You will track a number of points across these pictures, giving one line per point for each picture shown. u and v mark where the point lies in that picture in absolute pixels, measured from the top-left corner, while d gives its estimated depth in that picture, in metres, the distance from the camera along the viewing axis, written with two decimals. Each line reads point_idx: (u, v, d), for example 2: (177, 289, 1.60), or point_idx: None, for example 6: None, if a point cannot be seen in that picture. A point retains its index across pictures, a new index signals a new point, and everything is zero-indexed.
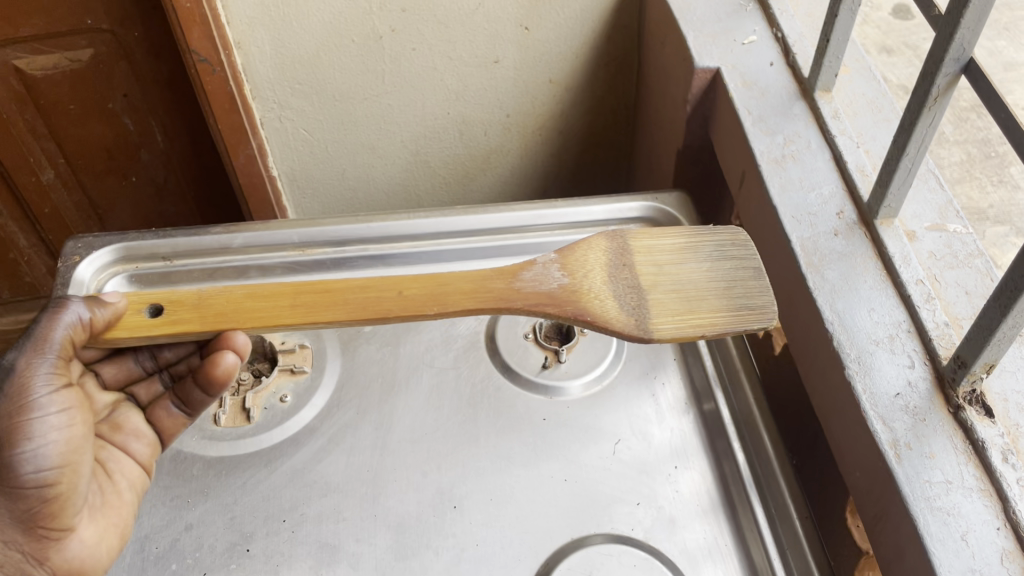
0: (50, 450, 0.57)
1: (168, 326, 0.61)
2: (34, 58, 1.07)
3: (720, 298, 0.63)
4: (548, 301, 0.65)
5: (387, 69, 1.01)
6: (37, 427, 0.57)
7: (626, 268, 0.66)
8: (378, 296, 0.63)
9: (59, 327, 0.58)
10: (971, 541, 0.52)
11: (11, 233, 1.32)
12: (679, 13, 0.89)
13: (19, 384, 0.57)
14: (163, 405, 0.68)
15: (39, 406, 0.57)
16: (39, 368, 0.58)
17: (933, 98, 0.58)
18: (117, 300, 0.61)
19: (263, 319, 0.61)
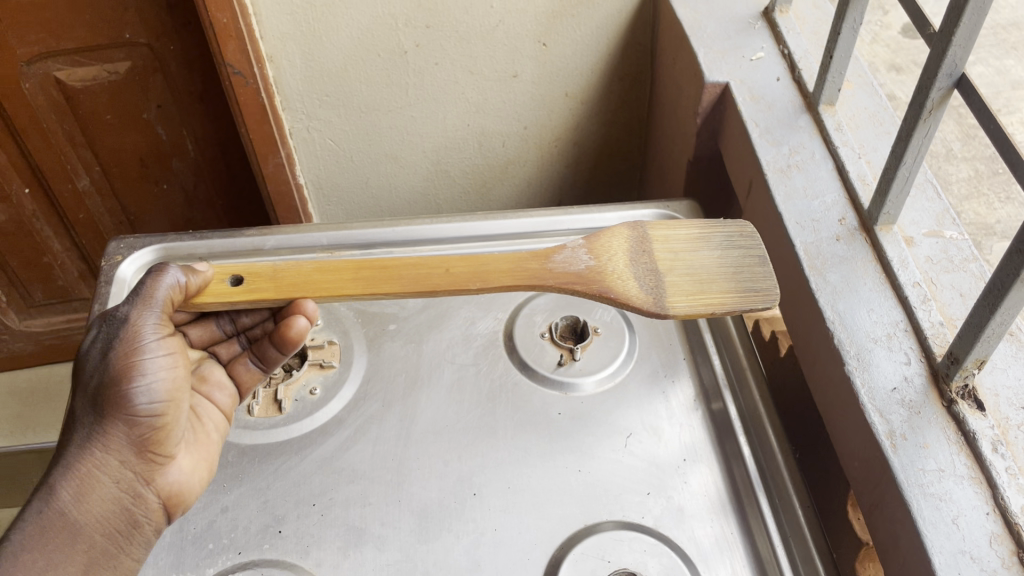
0: (162, 383, 0.62)
1: (246, 297, 0.66)
2: (73, 69, 1.12)
3: (732, 279, 0.67)
4: (576, 280, 0.69)
5: (411, 82, 1.06)
6: (151, 362, 0.61)
7: (645, 254, 0.70)
8: (429, 271, 0.68)
9: (165, 284, 0.63)
10: (961, 524, 0.55)
11: (47, 237, 1.39)
12: (690, 30, 0.93)
13: (134, 330, 0.61)
14: (241, 360, 0.74)
15: (151, 348, 0.62)
16: (149, 320, 0.62)
17: (928, 110, 0.62)
18: (204, 270, 0.66)
19: (330, 289, 0.66)
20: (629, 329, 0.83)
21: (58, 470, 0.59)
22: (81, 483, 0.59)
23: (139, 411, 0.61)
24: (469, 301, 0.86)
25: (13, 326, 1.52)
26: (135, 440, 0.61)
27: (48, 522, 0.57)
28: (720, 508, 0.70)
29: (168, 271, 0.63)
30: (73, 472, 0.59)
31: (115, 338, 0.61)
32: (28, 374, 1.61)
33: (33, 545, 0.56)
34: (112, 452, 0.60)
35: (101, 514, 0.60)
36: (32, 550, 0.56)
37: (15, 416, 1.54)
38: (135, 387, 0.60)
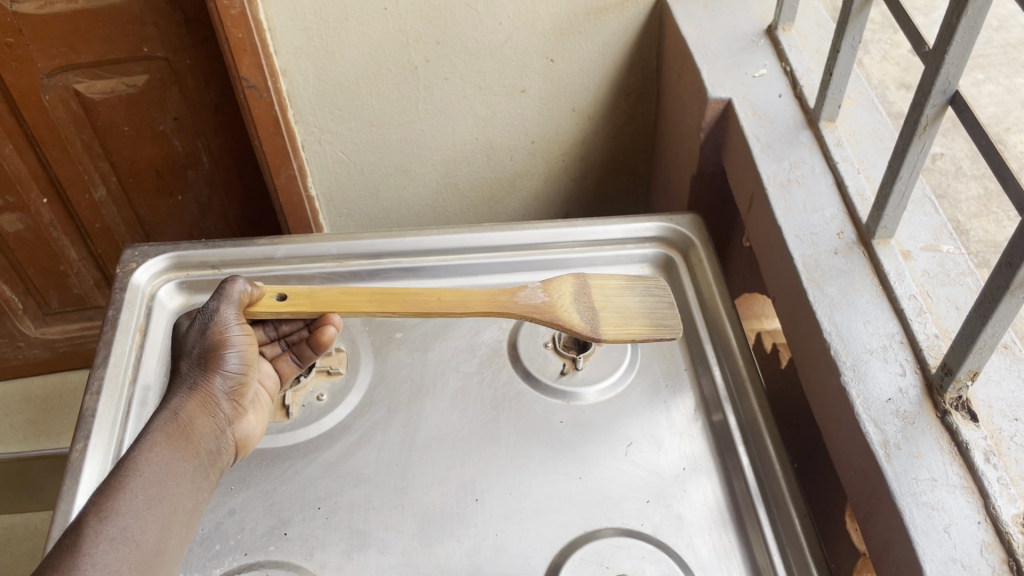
0: (246, 355, 0.70)
1: (289, 311, 0.72)
2: (92, 83, 1.15)
3: (649, 322, 0.74)
4: (533, 308, 0.75)
5: (421, 96, 1.08)
6: (239, 337, 0.70)
7: (585, 293, 0.76)
8: (424, 298, 0.73)
9: (242, 286, 0.72)
10: (953, 532, 0.56)
11: (64, 246, 1.42)
12: (694, 46, 0.95)
13: (222, 313, 0.69)
14: (281, 357, 0.78)
15: (238, 328, 0.70)
16: (233, 307, 0.70)
17: (923, 126, 0.64)
18: (260, 285, 0.73)
19: (344, 306, 0.72)
20: (631, 339, 0.84)
21: (164, 410, 0.64)
22: (189, 418, 0.64)
23: (230, 370, 0.68)
24: None
25: (29, 333, 1.55)
26: (227, 396, 0.68)
27: (168, 439, 0.62)
28: (718, 517, 0.71)
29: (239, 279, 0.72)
30: (181, 409, 0.65)
31: (207, 320, 0.69)
32: (43, 381, 1.63)
33: (159, 451, 0.61)
34: (209, 401, 0.67)
35: (206, 449, 0.65)
36: (161, 455, 0.61)
37: (30, 421, 1.57)
38: (228, 351, 0.69)
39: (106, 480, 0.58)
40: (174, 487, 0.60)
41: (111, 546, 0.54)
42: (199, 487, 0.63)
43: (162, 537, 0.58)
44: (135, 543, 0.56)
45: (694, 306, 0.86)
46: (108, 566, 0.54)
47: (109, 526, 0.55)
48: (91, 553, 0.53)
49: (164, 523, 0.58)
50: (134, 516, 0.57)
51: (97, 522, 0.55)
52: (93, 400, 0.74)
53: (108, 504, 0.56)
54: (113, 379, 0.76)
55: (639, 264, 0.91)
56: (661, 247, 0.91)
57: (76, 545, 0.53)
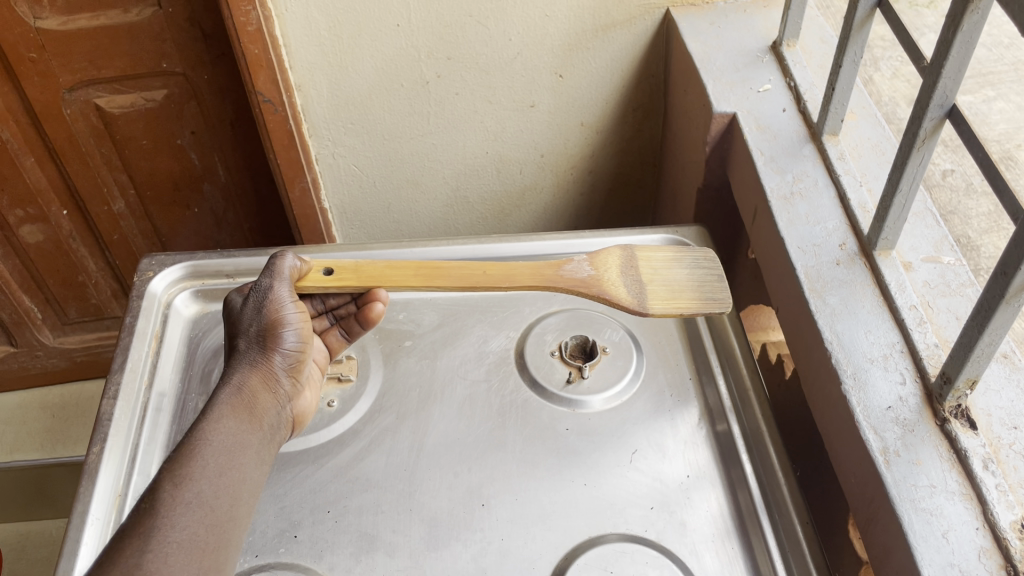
0: (303, 331, 0.71)
1: (336, 285, 0.73)
2: (112, 97, 1.18)
3: (698, 295, 0.76)
4: (579, 284, 0.77)
5: (433, 111, 1.10)
6: (295, 313, 0.70)
7: (632, 267, 0.78)
8: (470, 272, 0.75)
9: (293, 263, 0.72)
10: (951, 538, 0.56)
11: (82, 257, 1.44)
12: (700, 62, 0.96)
13: (277, 289, 0.70)
14: (331, 331, 0.80)
15: (293, 305, 0.71)
16: (286, 284, 0.71)
17: (921, 139, 0.65)
18: (307, 260, 0.74)
19: (389, 281, 0.74)
20: (637, 349, 0.86)
21: (226, 384, 0.66)
22: (252, 393, 0.66)
23: (288, 348, 0.69)
24: (483, 320, 0.89)
25: (47, 342, 1.58)
26: (285, 371, 0.69)
27: (234, 412, 0.64)
28: (722, 525, 0.72)
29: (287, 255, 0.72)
30: (243, 383, 0.66)
31: (261, 297, 0.70)
32: (60, 390, 1.66)
33: (226, 424, 0.62)
34: (269, 377, 0.68)
35: (267, 423, 0.66)
36: (228, 427, 0.62)
37: (46, 429, 1.59)
38: (285, 328, 0.69)
39: (178, 448, 0.60)
40: (242, 456, 0.62)
41: (188, 509, 0.56)
42: (262, 459, 0.64)
43: (234, 502, 0.60)
44: (209, 507, 0.58)
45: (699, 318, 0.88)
46: (186, 529, 0.55)
47: (184, 491, 0.57)
48: (170, 516, 0.55)
49: (235, 488, 0.60)
50: (207, 482, 0.59)
51: (173, 486, 0.57)
52: (110, 406, 0.76)
53: (183, 470, 0.58)
54: (129, 386, 0.78)
55: None
56: None
57: (154, 509, 0.55)
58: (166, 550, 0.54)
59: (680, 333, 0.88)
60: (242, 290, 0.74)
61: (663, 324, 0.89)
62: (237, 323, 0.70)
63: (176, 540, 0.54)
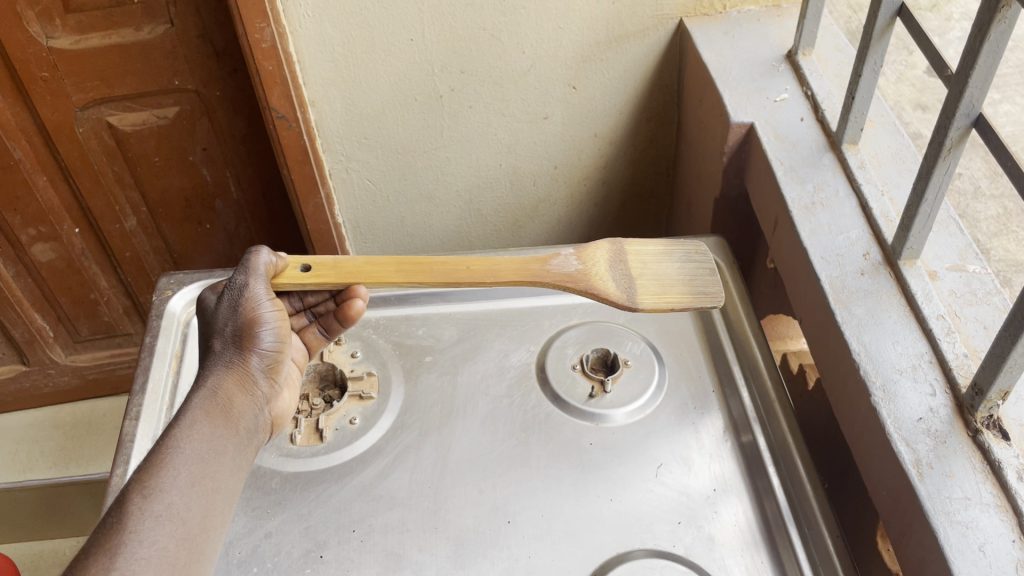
0: (281, 330, 0.69)
1: (313, 282, 0.72)
2: (124, 115, 1.18)
3: (689, 289, 0.76)
4: (566, 278, 0.77)
5: (446, 124, 1.10)
6: (272, 312, 0.69)
7: (622, 261, 0.78)
8: (454, 267, 0.73)
9: (268, 259, 0.70)
10: (988, 551, 0.55)
11: (94, 275, 1.44)
12: (715, 72, 0.96)
13: (254, 286, 0.68)
14: (308, 328, 0.79)
15: (270, 303, 0.69)
16: (262, 281, 0.69)
17: (947, 148, 0.65)
18: (284, 256, 0.73)
19: (370, 277, 0.72)
20: (659, 362, 0.85)
21: (201, 388, 0.64)
22: (227, 397, 0.64)
23: (265, 348, 0.68)
24: (502, 334, 0.88)
25: (60, 360, 1.57)
26: (263, 372, 0.68)
27: (207, 417, 0.62)
28: (750, 538, 0.71)
29: (262, 251, 0.70)
30: (218, 386, 0.64)
31: (236, 296, 0.68)
32: (73, 409, 1.65)
33: (199, 430, 0.61)
34: (245, 378, 0.66)
35: (245, 427, 0.65)
36: (202, 434, 0.61)
37: (60, 448, 1.58)
38: (263, 328, 0.67)
39: (149, 456, 0.58)
40: (216, 464, 0.61)
41: (158, 523, 0.55)
42: (238, 466, 0.63)
43: (207, 513, 0.58)
44: (179, 520, 0.56)
45: (721, 329, 0.87)
46: (155, 545, 0.54)
47: (153, 504, 0.55)
48: (138, 531, 0.53)
49: (209, 499, 0.59)
50: (179, 492, 0.57)
51: (142, 499, 0.55)
52: (132, 426, 0.76)
53: (153, 482, 0.56)
54: (150, 406, 0.78)
55: None
56: None
57: (122, 524, 0.53)
58: (135, 567, 0.52)
59: (701, 345, 0.87)
60: (217, 287, 0.72)
61: (685, 335, 0.88)
62: (212, 323, 0.68)
63: (144, 556, 0.53)
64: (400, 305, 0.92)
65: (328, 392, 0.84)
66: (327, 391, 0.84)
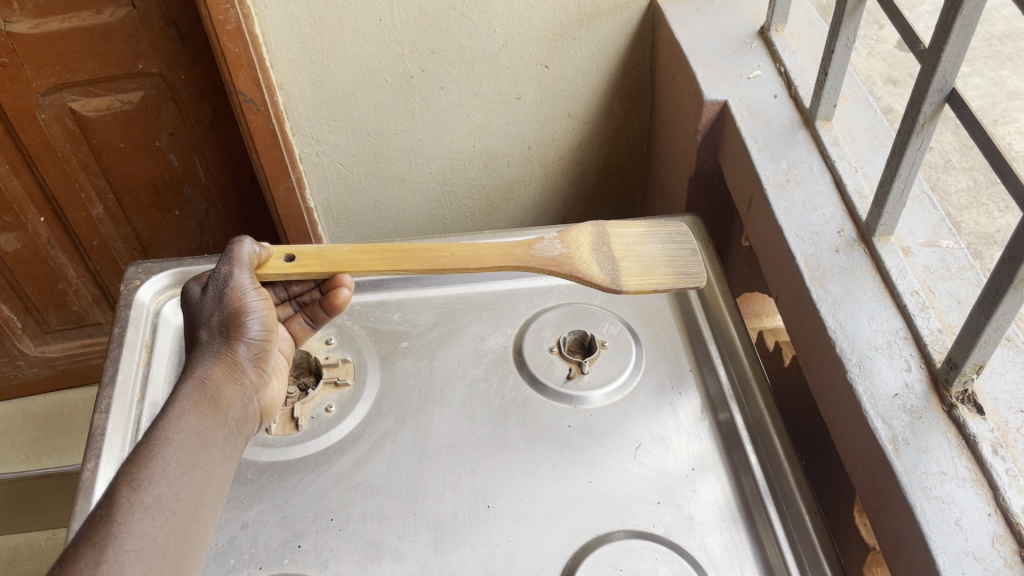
0: (266, 318, 0.68)
1: (297, 271, 0.71)
2: (87, 100, 1.15)
3: (671, 270, 0.75)
4: (550, 263, 0.76)
5: (418, 105, 1.08)
6: (258, 301, 0.68)
7: (604, 244, 0.78)
8: (437, 254, 0.73)
9: (248, 247, 0.69)
10: (964, 525, 0.56)
11: (61, 265, 1.42)
12: (688, 49, 0.96)
13: (238, 275, 0.68)
14: (294, 319, 0.78)
15: (255, 292, 0.68)
16: (245, 270, 0.68)
17: (920, 125, 0.64)
18: (269, 246, 0.72)
19: (353, 265, 0.71)
20: (636, 342, 0.85)
21: (189, 378, 0.63)
22: (216, 386, 0.64)
23: (252, 337, 0.67)
24: (479, 317, 0.88)
25: (28, 352, 1.55)
26: (252, 361, 0.67)
27: (196, 408, 0.61)
28: (728, 515, 0.71)
29: (244, 241, 0.69)
30: (207, 377, 0.64)
31: (221, 285, 0.67)
32: (44, 400, 1.63)
33: (188, 421, 0.60)
34: (233, 368, 0.66)
35: (235, 417, 0.64)
36: (190, 425, 0.60)
37: (31, 440, 1.56)
38: (248, 317, 0.67)
39: (137, 449, 0.57)
40: (206, 455, 0.60)
41: (147, 514, 0.54)
42: (229, 455, 0.62)
43: (197, 504, 0.57)
44: (169, 511, 0.55)
45: (698, 308, 0.87)
46: (145, 536, 0.53)
47: (143, 495, 0.54)
48: (126, 523, 0.52)
49: (198, 490, 0.58)
50: (168, 483, 0.56)
51: (130, 491, 0.54)
52: (102, 419, 0.74)
53: (141, 474, 0.55)
54: (121, 398, 0.76)
55: None
56: None
57: (110, 516, 0.52)
58: (124, 559, 0.51)
59: (678, 324, 0.87)
60: (200, 279, 0.71)
61: (660, 314, 0.88)
62: (197, 313, 0.67)
63: (134, 549, 0.52)
64: (374, 290, 0.91)
65: (303, 379, 0.84)
66: (302, 379, 0.84)
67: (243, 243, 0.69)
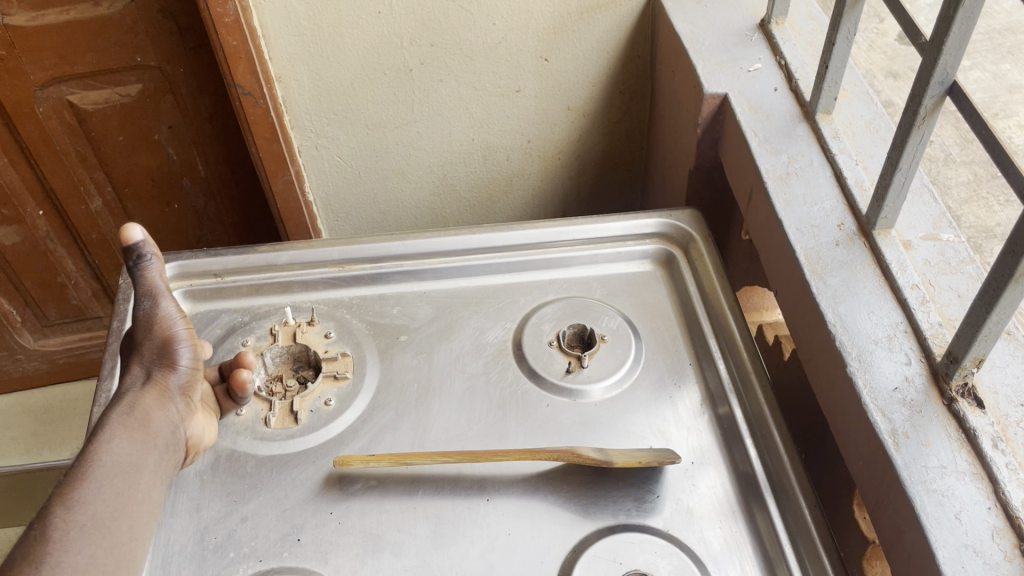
0: (195, 348, 0.71)
1: None
2: (85, 93, 1.15)
3: None
4: None
5: (417, 98, 1.08)
6: (186, 330, 0.71)
7: None
8: None
9: (165, 270, 0.70)
10: (964, 519, 0.56)
11: (60, 258, 1.41)
12: (688, 42, 0.95)
13: (165, 306, 0.70)
14: None
15: (182, 321, 0.71)
16: (168, 297, 0.70)
17: (922, 117, 0.64)
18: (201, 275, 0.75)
19: None
20: (635, 336, 0.85)
21: (120, 403, 0.66)
22: (147, 411, 0.67)
23: (182, 365, 0.70)
24: (478, 311, 0.88)
25: (29, 345, 1.55)
26: (181, 389, 0.70)
27: (128, 431, 0.64)
28: (727, 508, 0.71)
29: (144, 246, 0.68)
30: (137, 403, 0.67)
31: (148, 316, 0.70)
32: (44, 394, 1.63)
33: (120, 443, 0.63)
34: (161, 395, 0.69)
35: (167, 440, 0.67)
36: (122, 446, 0.63)
37: (32, 434, 1.56)
38: (178, 345, 0.70)
39: (72, 469, 0.60)
40: (139, 477, 0.63)
41: (81, 533, 0.56)
42: (161, 478, 0.65)
43: (132, 524, 0.60)
44: (104, 530, 0.58)
45: (698, 301, 0.87)
46: (81, 554, 0.55)
47: (77, 514, 0.57)
48: (62, 542, 0.55)
49: (133, 510, 0.61)
50: (103, 504, 0.59)
51: (65, 511, 0.56)
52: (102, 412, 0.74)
53: (75, 494, 0.58)
54: None
55: (640, 260, 0.93)
56: (661, 242, 0.93)
57: (45, 536, 0.55)
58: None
59: (677, 318, 0.87)
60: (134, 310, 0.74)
61: (660, 308, 0.88)
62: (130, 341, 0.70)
63: (69, 565, 0.54)
64: (373, 284, 0.90)
65: (302, 373, 0.84)
66: (301, 373, 0.84)
67: (145, 251, 0.69)
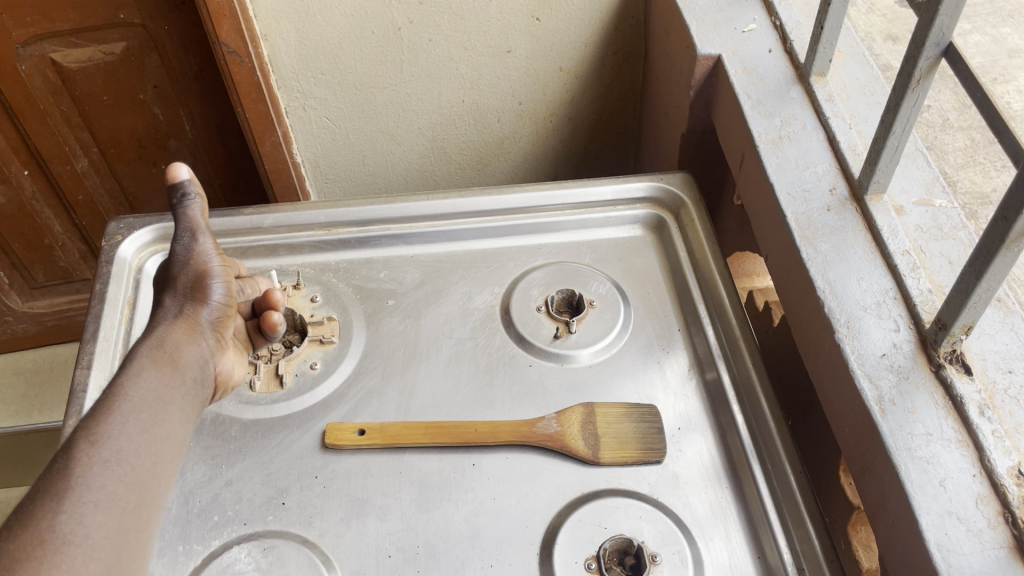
0: (228, 285, 0.75)
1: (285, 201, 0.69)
2: (68, 51, 1.13)
3: None
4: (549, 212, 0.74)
5: (406, 58, 1.06)
6: (220, 267, 0.75)
7: None
8: None
9: (205, 208, 0.76)
10: (949, 486, 0.56)
11: (47, 219, 1.40)
12: (682, 2, 0.94)
13: (200, 243, 0.75)
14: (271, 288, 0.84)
15: (217, 259, 0.76)
16: (207, 235, 0.75)
17: (916, 79, 0.63)
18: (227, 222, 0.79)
19: None
20: (624, 301, 0.84)
21: (149, 337, 0.70)
22: (175, 344, 0.70)
23: (215, 301, 0.74)
24: (466, 275, 0.87)
25: (16, 307, 1.54)
26: (212, 325, 0.74)
27: (155, 365, 0.67)
28: (713, 473, 0.71)
29: (188, 185, 0.74)
30: (167, 335, 0.70)
31: (185, 251, 0.74)
32: (32, 355, 1.62)
33: (148, 377, 0.65)
34: (193, 329, 0.72)
35: (192, 377, 0.69)
36: (149, 381, 0.65)
37: (21, 396, 1.55)
38: (211, 280, 0.74)
39: (98, 405, 0.62)
40: (163, 412, 0.65)
41: (105, 468, 0.58)
42: (186, 414, 0.67)
43: (156, 460, 0.62)
44: (128, 465, 0.59)
45: (688, 269, 0.86)
46: (103, 489, 0.57)
47: (101, 450, 0.59)
48: (85, 477, 0.56)
49: (157, 445, 0.63)
50: (127, 438, 0.61)
51: (89, 446, 0.58)
52: (84, 375, 0.74)
53: (100, 429, 0.60)
54: (103, 353, 0.76)
55: (630, 225, 0.92)
56: (652, 206, 0.92)
57: (69, 469, 0.56)
58: (82, 510, 0.55)
59: (667, 284, 0.87)
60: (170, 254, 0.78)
61: (648, 274, 0.87)
62: (166, 277, 0.74)
63: (91, 499, 0.56)
64: (360, 247, 0.89)
65: (287, 337, 0.82)
66: (286, 336, 0.82)
67: (189, 190, 0.74)
